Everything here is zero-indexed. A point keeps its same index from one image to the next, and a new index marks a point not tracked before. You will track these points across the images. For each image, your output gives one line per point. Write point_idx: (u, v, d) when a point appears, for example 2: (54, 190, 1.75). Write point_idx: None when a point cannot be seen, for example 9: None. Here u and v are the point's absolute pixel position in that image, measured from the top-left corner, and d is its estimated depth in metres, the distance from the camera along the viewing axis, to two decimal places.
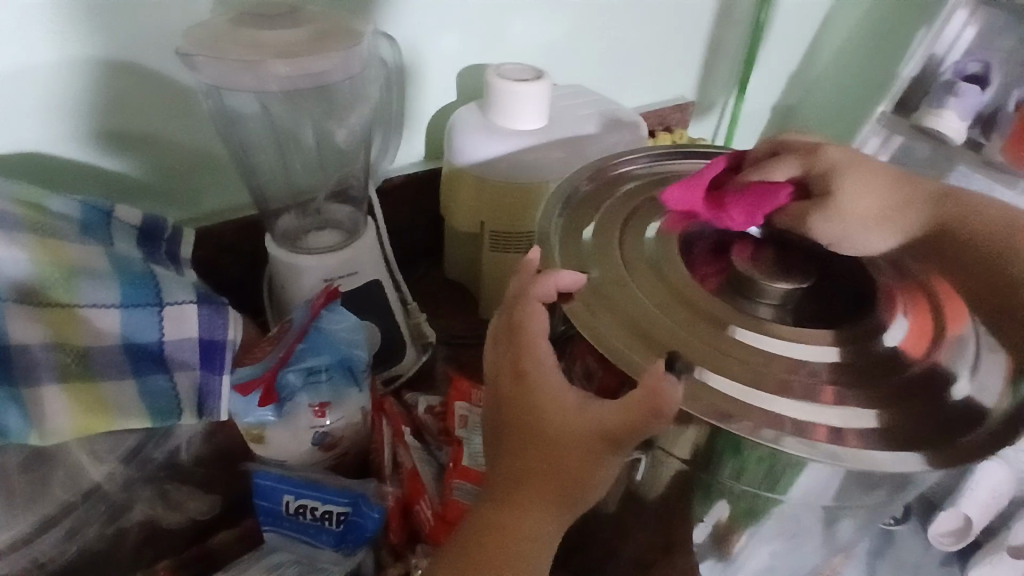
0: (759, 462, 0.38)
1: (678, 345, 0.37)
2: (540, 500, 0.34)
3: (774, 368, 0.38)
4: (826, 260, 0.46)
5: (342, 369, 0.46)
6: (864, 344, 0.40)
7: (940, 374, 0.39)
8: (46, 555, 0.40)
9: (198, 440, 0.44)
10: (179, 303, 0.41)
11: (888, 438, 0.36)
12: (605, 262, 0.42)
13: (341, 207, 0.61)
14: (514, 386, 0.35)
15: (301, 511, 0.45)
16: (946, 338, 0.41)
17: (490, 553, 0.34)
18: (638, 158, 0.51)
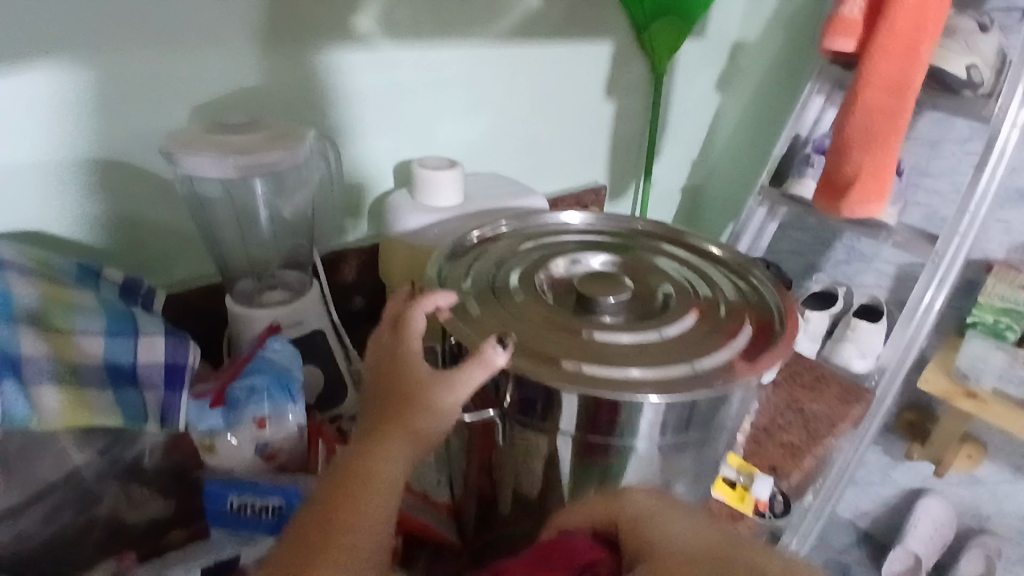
0: (600, 428, 0.49)
1: (537, 343, 0.50)
2: (396, 434, 0.46)
3: (608, 354, 0.50)
4: (648, 282, 0.58)
5: (280, 387, 0.56)
6: (657, 331, 0.52)
7: (711, 341, 0.52)
8: (28, 529, 0.49)
9: (158, 452, 0.56)
10: (150, 333, 0.54)
11: (702, 380, 0.47)
12: (475, 295, 0.55)
13: (291, 272, 0.75)
14: (390, 360, 0.49)
15: (242, 508, 0.54)
16: (713, 326, 0.53)
17: (349, 479, 0.44)
18: (503, 222, 0.64)
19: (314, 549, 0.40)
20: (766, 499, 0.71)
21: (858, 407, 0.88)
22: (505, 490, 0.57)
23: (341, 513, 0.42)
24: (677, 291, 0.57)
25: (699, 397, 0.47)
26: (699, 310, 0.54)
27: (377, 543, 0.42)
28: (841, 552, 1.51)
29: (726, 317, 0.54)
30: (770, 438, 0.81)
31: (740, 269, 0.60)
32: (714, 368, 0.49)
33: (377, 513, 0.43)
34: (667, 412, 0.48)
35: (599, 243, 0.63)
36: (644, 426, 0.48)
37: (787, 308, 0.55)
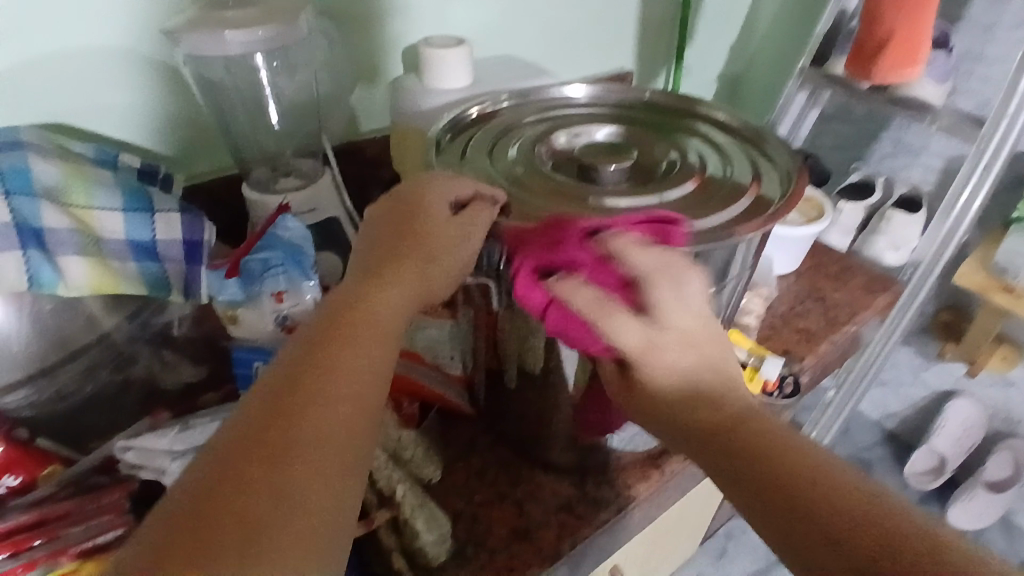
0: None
1: (540, 206, 0.49)
2: (407, 282, 0.44)
3: (611, 215, 0.48)
4: (650, 152, 0.57)
5: (294, 264, 0.59)
6: (658, 196, 0.51)
7: (714, 204, 0.51)
8: (69, 383, 0.54)
9: (188, 322, 0.60)
10: (167, 211, 0.57)
11: (708, 238, 0.46)
12: (474, 167, 0.53)
13: (307, 161, 0.76)
14: (400, 214, 0.47)
15: (266, 373, 0.58)
16: (714, 191, 0.52)
17: (345, 329, 0.41)
18: (501, 97, 0.62)
19: (303, 397, 0.38)
20: (774, 379, 0.72)
21: (883, 296, 0.86)
22: (511, 363, 0.57)
23: (336, 360, 0.40)
24: (681, 160, 0.56)
25: (701, 251, 0.46)
26: (701, 178, 0.53)
27: (372, 397, 0.40)
28: (863, 450, 1.53)
29: (726, 185, 0.53)
30: (786, 325, 0.80)
31: (748, 139, 0.59)
32: (716, 227, 0.48)
33: (373, 366, 0.41)
34: None
35: (602, 118, 0.61)
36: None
37: (796, 171, 0.53)
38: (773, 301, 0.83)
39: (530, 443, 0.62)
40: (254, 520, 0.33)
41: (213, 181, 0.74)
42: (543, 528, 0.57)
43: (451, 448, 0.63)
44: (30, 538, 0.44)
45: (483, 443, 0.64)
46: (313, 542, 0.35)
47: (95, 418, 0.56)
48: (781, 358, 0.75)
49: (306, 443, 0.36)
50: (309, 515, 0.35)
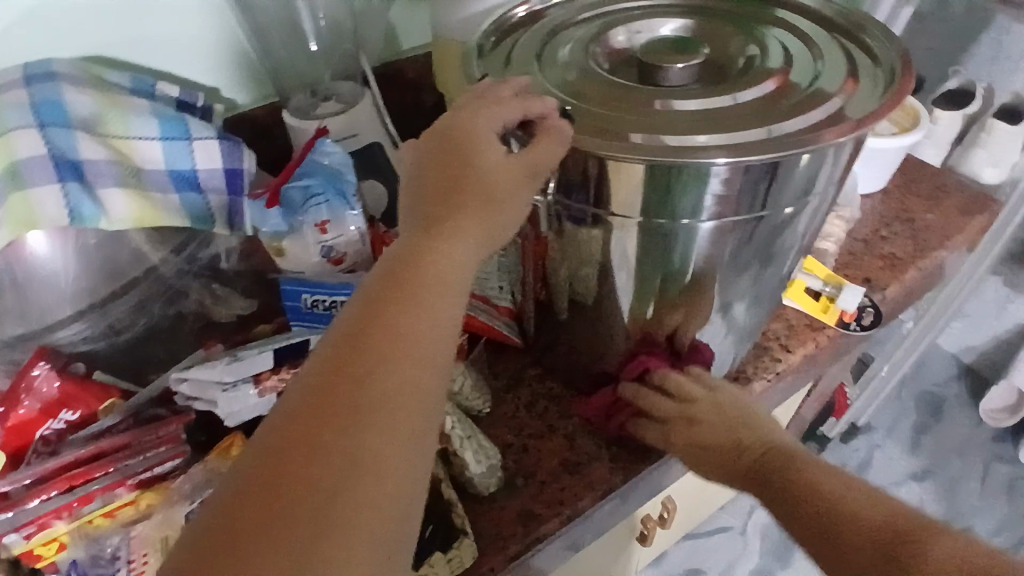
0: (666, 207, 0.44)
1: (599, 115, 0.44)
2: (469, 232, 0.40)
3: (676, 121, 0.43)
4: (722, 47, 0.51)
5: (335, 191, 0.57)
6: (731, 97, 0.45)
7: (797, 105, 0.45)
8: (125, 318, 0.56)
9: (236, 255, 0.60)
10: (204, 139, 0.55)
11: (792, 144, 0.41)
12: (525, 72, 0.48)
13: (345, 83, 0.71)
14: (452, 155, 0.40)
15: (315, 305, 0.57)
16: (798, 91, 0.46)
17: (406, 294, 0.38)
18: None
19: (369, 362, 0.35)
20: (853, 310, 0.65)
21: (980, 217, 0.77)
22: (561, 291, 0.55)
23: (400, 324, 0.37)
24: (761, 55, 0.49)
25: (781, 159, 0.41)
26: (785, 74, 0.47)
27: (439, 362, 0.37)
28: (937, 386, 1.44)
29: (813, 84, 0.46)
30: (868, 251, 0.73)
31: (836, 31, 0.51)
32: (800, 130, 0.43)
33: (440, 329, 0.38)
34: (743, 181, 0.42)
35: (669, 7, 0.53)
36: (709, 205, 0.43)
37: (901, 63, 0.47)
38: (854, 224, 0.75)
39: (580, 377, 0.61)
40: (327, 480, 0.32)
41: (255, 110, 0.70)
42: (593, 462, 0.57)
43: (500, 379, 0.63)
44: (91, 471, 0.45)
45: (531, 375, 0.64)
46: (384, 512, 0.33)
47: (153, 352, 0.56)
48: (861, 287, 0.68)
49: (374, 415, 0.34)
50: (377, 487, 0.33)
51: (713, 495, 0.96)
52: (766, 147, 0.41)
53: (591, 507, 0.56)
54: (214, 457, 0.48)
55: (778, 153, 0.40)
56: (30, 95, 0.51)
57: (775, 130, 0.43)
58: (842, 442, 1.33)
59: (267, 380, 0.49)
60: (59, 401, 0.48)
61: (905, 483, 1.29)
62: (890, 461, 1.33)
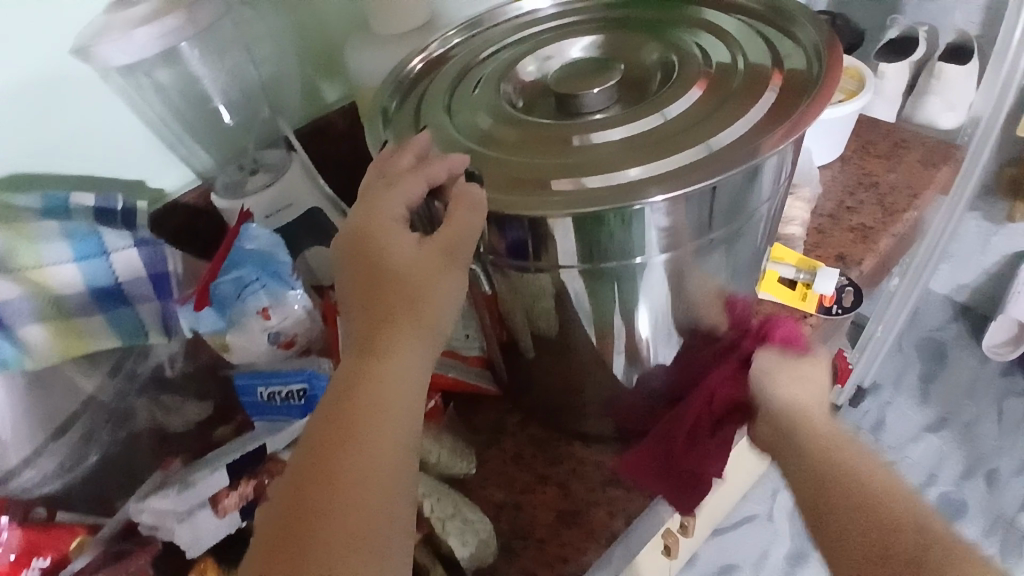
0: (607, 252, 0.41)
1: (518, 166, 0.41)
2: (401, 336, 0.37)
3: (603, 156, 0.41)
4: (638, 59, 0.49)
5: (270, 275, 0.54)
6: (656, 115, 0.42)
7: (729, 112, 0.42)
8: (68, 459, 0.51)
9: (180, 359, 0.56)
10: (123, 249, 0.51)
11: (731, 165, 0.38)
12: (436, 127, 0.46)
13: (274, 152, 0.67)
14: (364, 257, 0.39)
15: (272, 396, 0.53)
16: (726, 94, 0.43)
17: (345, 423, 0.36)
18: (452, 32, 0.53)
19: (318, 496, 0.34)
20: (831, 293, 0.62)
21: (945, 168, 0.75)
22: (521, 333, 0.52)
23: (346, 453, 0.35)
24: (680, 60, 0.46)
25: (718, 184, 0.38)
26: (707, 79, 0.44)
27: (397, 476, 0.35)
28: (934, 330, 1.43)
29: (741, 82, 0.44)
30: (836, 225, 0.71)
31: (759, 17, 0.49)
32: (734, 142, 0.40)
33: (384, 454, 0.35)
34: (686, 211, 0.39)
35: (575, 29, 0.52)
36: (657, 237, 0.40)
37: (828, 44, 0.44)
38: (818, 200, 0.73)
39: (562, 416, 0.57)
40: None
41: (188, 193, 0.66)
42: (592, 507, 0.53)
43: (480, 434, 0.59)
44: None
45: (513, 423, 0.60)
46: None
47: (109, 480, 0.52)
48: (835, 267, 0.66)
49: (327, 554, 0.33)
50: None
51: (729, 492, 0.93)
52: (703, 173, 0.38)
53: (600, 557, 0.51)
54: None
55: (716, 178, 0.37)
56: None
57: (715, 148, 0.40)
58: (852, 406, 1.30)
59: (226, 500, 0.46)
60: (28, 548, 0.44)
61: (922, 437, 1.27)
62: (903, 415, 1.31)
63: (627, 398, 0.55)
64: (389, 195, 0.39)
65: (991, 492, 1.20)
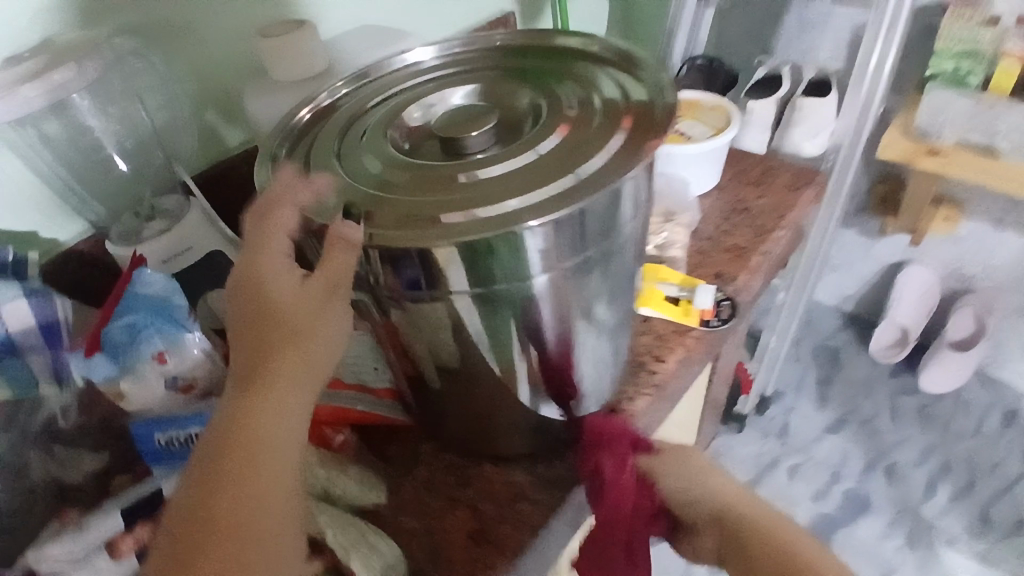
0: (492, 275, 0.43)
1: (403, 203, 0.44)
2: (290, 374, 0.41)
3: (481, 191, 0.44)
4: (512, 101, 0.53)
5: (166, 319, 0.54)
6: (526, 152, 0.46)
7: (592, 144, 0.46)
8: None
9: (74, 411, 0.53)
10: (12, 301, 0.50)
11: (593, 192, 0.42)
12: (325, 171, 0.48)
13: (169, 198, 0.68)
14: (248, 295, 0.41)
15: (171, 443, 0.53)
16: (588, 129, 0.48)
17: (231, 458, 0.39)
18: (340, 84, 0.56)
19: (201, 536, 0.37)
20: (710, 307, 0.70)
21: (808, 190, 0.84)
22: (423, 362, 0.53)
23: (230, 489, 0.38)
24: (547, 101, 0.51)
25: (582, 207, 0.41)
26: (570, 120, 0.49)
27: (283, 510, 0.39)
28: (829, 337, 1.56)
29: (598, 121, 0.48)
30: (714, 246, 0.78)
31: (618, 60, 0.54)
32: (598, 170, 0.44)
33: (274, 486, 0.39)
34: (559, 236, 0.43)
35: (459, 77, 0.56)
36: (536, 259, 0.43)
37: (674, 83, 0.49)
38: (698, 224, 0.80)
39: (474, 441, 0.59)
40: None
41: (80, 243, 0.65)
42: (500, 524, 0.55)
43: (393, 464, 0.60)
44: None
45: (426, 451, 0.61)
46: None
47: None
48: (712, 284, 0.73)
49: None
50: None
51: None
52: (572, 199, 0.42)
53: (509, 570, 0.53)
54: None
55: (579, 203, 0.41)
56: None
57: (580, 177, 0.44)
58: (760, 413, 1.41)
59: (124, 545, 0.47)
60: None
61: (825, 437, 1.39)
62: (807, 419, 1.42)
63: (535, 420, 0.57)
64: (277, 228, 0.42)
65: (892, 486, 1.31)
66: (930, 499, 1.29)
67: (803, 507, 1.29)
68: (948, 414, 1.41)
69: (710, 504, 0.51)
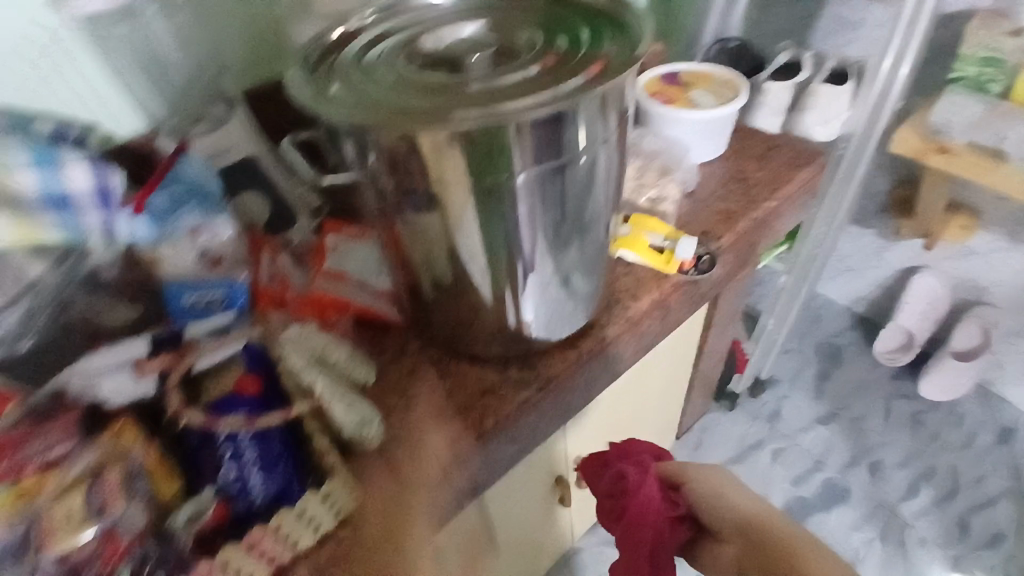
0: (483, 165, 0.50)
1: (415, 105, 0.50)
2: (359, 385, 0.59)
3: (481, 99, 0.50)
4: (510, 39, 0.58)
5: (203, 199, 0.65)
6: (519, 76, 0.52)
7: (579, 70, 0.52)
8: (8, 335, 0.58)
9: (115, 263, 0.62)
10: (74, 163, 0.58)
11: (575, 100, 0.48)
12: (345, 78, 0.55)
13: (217, 108, 0.77)
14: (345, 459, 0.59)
15: (195, 304, 0.62)
16: (577, 62, 0.53)
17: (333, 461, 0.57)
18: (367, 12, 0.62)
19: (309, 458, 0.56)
20: (690, 258, 0.76)
21: (807, 169, 0.88)
22: (415, 261, 0.60)
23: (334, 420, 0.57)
24: (541, 40, 0.57)
25: (563, 109, 0.47)
26: (553, 57, 0.54)
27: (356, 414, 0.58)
28: (834, 336, 1.59)
29: (575, 61, 0.53)
30: (706, 208, 0.83)
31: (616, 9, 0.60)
32: (582, 86, 0.49)
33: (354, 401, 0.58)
34: (538, 138, 0.49)
35: (473, 14, 0.62)
36: (520, 157, 0.49)
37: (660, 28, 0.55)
38: (694, 187, 0.85)
39: (456, 342, 0.67)
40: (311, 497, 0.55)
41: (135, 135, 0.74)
42: (468, 411, 0.64)
43: (383, 355, 0.68)
44: None
45: (414, 348, 0.69)
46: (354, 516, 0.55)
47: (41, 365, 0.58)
48: (696, 239, 0.78)
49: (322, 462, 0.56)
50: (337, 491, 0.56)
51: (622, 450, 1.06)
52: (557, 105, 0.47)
53: (473, 450, 0.62)
54: (108, 436, 0.52)
55: (562, 105, 0.47)
56: None
57: (567, 89, 0.49)
58: (751, 396, 1.46)
59: (149, 365, 0.55)
60: None
61: (813, 428, 1.42)
62: (798, 409, 1.46)
63: (511, 326, 0.64)
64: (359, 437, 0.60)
65: (873, 480, 1.34)
66: (910, 498, 1.31)
67: (780, 488, 1.33)
68: (942, 422, 1.42)
69: (712, 495, 0.67)
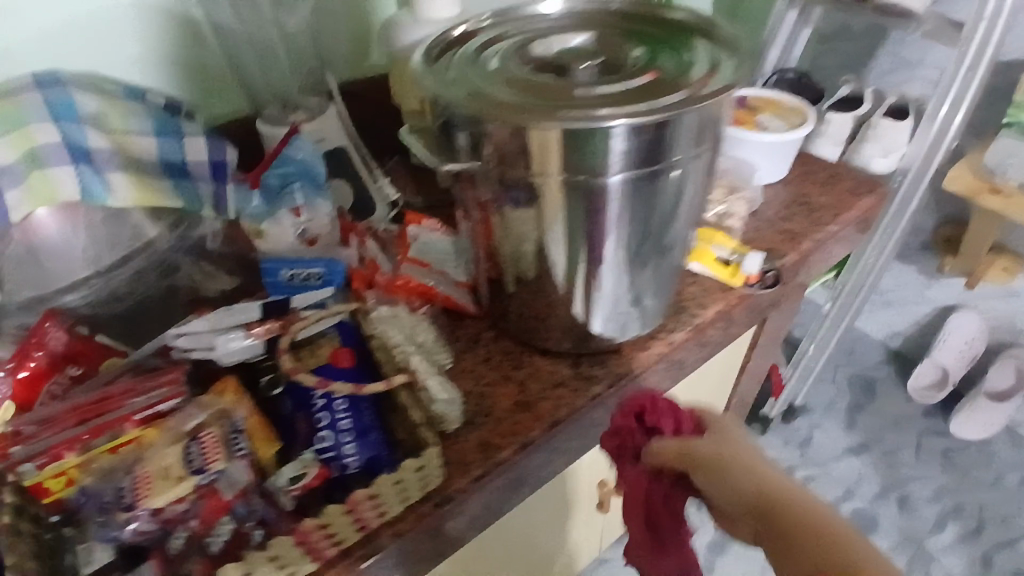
0: (583, 165, 0.52)
1: (520, 101, 0.54)
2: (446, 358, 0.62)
3: (584, 102, 0.53)
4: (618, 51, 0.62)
5: (309, 182, 0.69)
6: (624, 85, 0.55)
7: (680, 85, 0.55)
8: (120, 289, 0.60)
9: (220, 237, 0.67)
10: (194, 136, 0.67)
11: (669, 112, 0.50)
12: (462, 73, 0.58)
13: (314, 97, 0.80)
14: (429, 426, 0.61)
15: (293, 278, 0.65)
16: (679, 77, 0.56)
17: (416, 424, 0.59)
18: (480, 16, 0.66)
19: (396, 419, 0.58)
20: (755, 272, 0.78)
21: (868, 197, 0.91)
22: (504, 253, 0.63)
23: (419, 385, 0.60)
24: (647, 53, 0.60)
25: (666, 117, 0.50)
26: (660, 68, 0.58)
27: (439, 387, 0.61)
28: (869, 369, 1.59)
29: (680, 72, 0.57)
30: (770, 227, 0.85)
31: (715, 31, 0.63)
32: (681, 100, 0.52)
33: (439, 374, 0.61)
34: (638, 142, 0.52)
35: (579, 27, 0.66)
36: (615, 158, 0.52)
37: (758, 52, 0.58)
38: (759, 207, 0.88)
39: (530, 336, 0.69)
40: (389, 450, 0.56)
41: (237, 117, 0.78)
42: (542, 400, 0.66)
43: (458, 342, 0.71)
44: (101, 404, 0.52)
45: (488, 337, 0.72)
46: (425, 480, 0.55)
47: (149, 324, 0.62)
48: (762, 255, 0.80)
49: None
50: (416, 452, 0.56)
51: None
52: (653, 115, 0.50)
53: (543, 436, 0.64)
54: (211, 395, 0.55)
55: (656, 117, 0.50)
56: (43, 97, 0.61)
57: (666, 102, 0.52)
58: (785, 422, 1.47)
59: (256, 329, 0.58)
60: (70, 355, 0.57)
61: (845, 458, 1.42)
62: (831, 438, 1.46)
63: (581, 325, 0.66)
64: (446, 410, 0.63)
65: (903, 515, 1.33)
66: (938, 534, 1.31)
67: None
68: (973, 462, 1.42)
69: (725, 460, 0.49)
